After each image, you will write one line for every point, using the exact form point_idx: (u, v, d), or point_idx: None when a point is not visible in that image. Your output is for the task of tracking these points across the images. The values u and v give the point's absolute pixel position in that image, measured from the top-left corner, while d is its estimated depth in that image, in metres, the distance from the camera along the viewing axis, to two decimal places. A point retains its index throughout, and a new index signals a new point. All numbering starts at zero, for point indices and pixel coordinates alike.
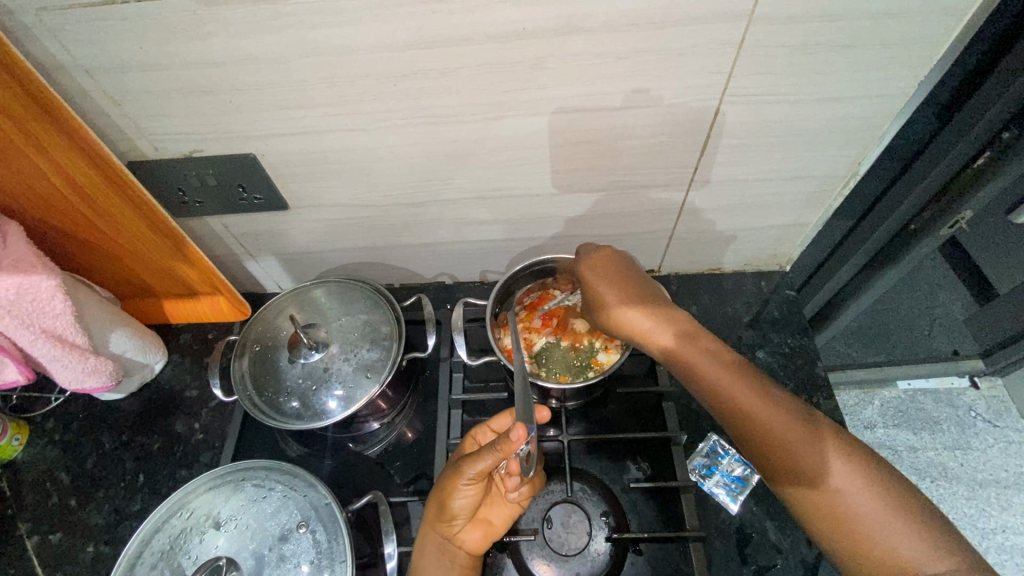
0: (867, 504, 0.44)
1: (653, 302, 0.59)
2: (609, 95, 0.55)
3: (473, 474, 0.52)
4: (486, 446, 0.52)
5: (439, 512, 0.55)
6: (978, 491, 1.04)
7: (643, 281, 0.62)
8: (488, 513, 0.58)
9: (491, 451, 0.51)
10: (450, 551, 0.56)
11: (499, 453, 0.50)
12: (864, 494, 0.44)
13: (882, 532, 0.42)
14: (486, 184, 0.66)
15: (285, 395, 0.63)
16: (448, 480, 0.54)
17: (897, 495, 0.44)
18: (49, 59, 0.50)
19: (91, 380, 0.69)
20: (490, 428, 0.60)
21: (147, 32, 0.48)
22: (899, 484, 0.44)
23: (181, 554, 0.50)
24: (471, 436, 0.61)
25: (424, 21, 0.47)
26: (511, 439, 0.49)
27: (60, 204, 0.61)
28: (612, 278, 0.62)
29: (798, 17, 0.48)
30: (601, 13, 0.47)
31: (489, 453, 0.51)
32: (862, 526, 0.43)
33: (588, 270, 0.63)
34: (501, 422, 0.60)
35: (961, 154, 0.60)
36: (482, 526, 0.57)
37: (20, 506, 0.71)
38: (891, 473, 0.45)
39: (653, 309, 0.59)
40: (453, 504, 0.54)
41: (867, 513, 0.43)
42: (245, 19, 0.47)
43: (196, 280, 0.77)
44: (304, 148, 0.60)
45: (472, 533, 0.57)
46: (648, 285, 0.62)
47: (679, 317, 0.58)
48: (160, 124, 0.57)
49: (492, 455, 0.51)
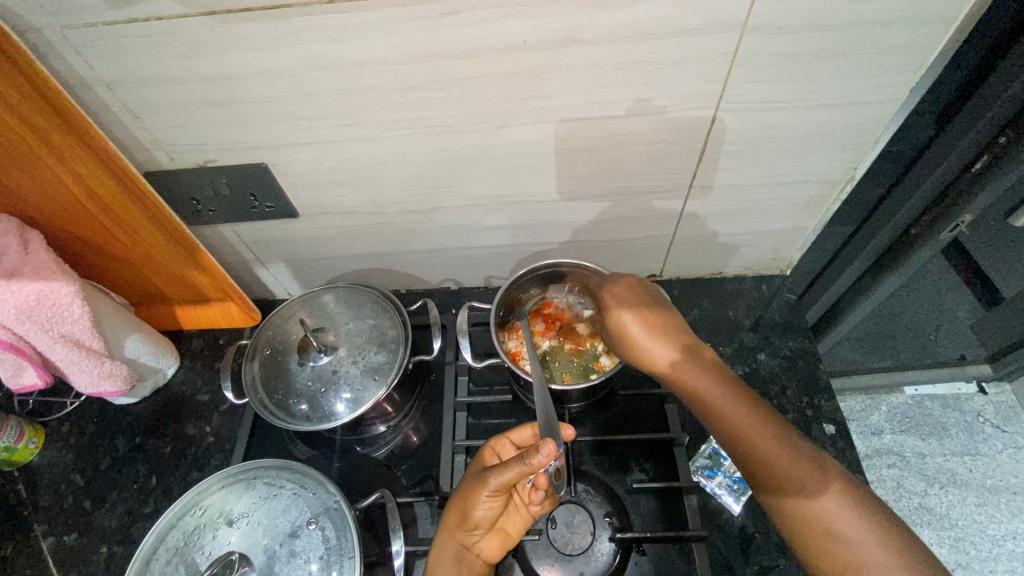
0: (862, 535, 0.45)
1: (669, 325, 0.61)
2: (609, 103, 0.56)
3: (498, 486, 0.54)
4: (512, 458, 0.54)
5: (459, 522, 0.56)
6: (987, 497, 1.04)
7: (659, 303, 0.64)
8: (505, 523, 0.59)
9: (518, 464, 0.53)
10: (468, 559, 0.56)
11: (527, 466, 0.52)
12: (860, 524, 0.45)
13: (873, 560, 0.43)
14: (492, 191, 0.68)
15: (295, 397, 0.64)
16: (473, 489, 0.55)
17: (891, 536, 0.44)
18: (72, 75, 0.53)
19: (106, 384, 0.71)
20: (509, 439, 0.62)
21: (167, 48, 0.50)
22: (893, 524, 0.45)
23: (195, 550, 0.51)
24: (488, 448, 0.62)
25: (430, 34, 0.49)
26: (543, 455, 0.50)
27: (79, 212, 0.64)
28: (631, 302, 0.63)
29: (791, 27, 0.49)
30: (600, 25, 0.49)
31: (516, 465, 0.53)
32: (855, 555, 0.44)
33: (608, 294, 0.64)
34: (520, 434, 0.62)
35: (959, 158, 0.61)
36: (499, 536, 0.58)
37: (37, 508, 0.73)
38: (887, 514, 0.46)
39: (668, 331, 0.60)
40: (476, 514, 0.55)
41: (860, 547, 0.44)
42: (260, 34, 0.49)
43: (208, 286, 0.79)
44: (314, 157, 0.62)
45: (490, 542, 0.58)
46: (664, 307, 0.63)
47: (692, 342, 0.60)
48: (176, 135, 0.59)
49: (519, 468, 0.52)
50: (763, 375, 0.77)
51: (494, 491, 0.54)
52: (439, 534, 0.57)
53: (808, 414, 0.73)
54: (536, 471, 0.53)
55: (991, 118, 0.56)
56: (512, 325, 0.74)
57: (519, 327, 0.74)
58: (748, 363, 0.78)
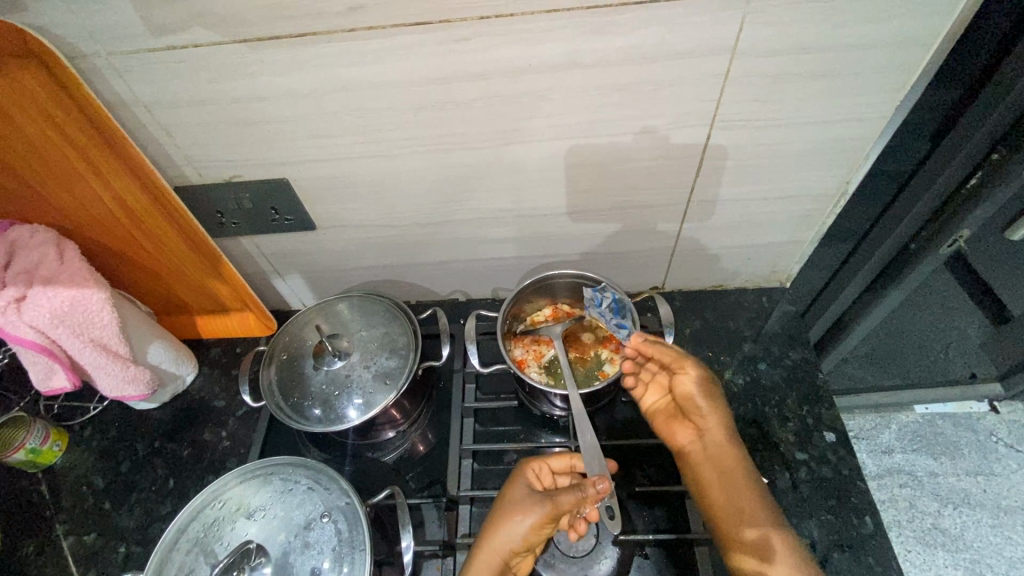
0: None
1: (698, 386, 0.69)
2: (609, 123, 0.60)
3: (552, 513, 0.56)
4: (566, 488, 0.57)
5: (503, 553, 0.56)
6: (1003, 518, 1.02)
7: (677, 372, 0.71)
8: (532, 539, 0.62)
9: (576, 493, 0.56)
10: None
11: (585, 496, 0.56)
12: None
13: None
14: (498, 205, 0.71)
15: (308, 400, 0.67)
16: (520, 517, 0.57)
17: None
18: (114, 97, 0.57)
19: (129, 388, 0.74)
20: (546, 464, 0.64)
21: (201, 72, 0.54)
22: None
23: (214, 541, 0.53)
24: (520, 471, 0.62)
25: (442, 59, 0.53)
26: (603, 486, 0.56)
27: (112, 222, 0.68)
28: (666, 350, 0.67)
29: (779, 50, 0.53)
30: (598, 50, 0.53)
31: (576, 494, 0.56)
32: None
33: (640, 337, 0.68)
34: (559, 460, 0.64)
35: (955, 173, 0.63)
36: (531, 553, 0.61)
37: (59, 508, 0.75)
38: None
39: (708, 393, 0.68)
40: (525, 542, 0.56)
41: None
42: (286, 58, 0.53)
43: (228, 297, 0.83)
44: (332, 172, 0.66)
45: (524, 562, 0.60)
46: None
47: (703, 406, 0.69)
48: (205, 153, 0.63)
49: (579, 497, 0.56)
50: (764, 384, 0.78)
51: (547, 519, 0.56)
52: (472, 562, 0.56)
53: (809, 422, 0.74)
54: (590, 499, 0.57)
55: (984, 133, 0.59)
56: (520, 335, 0.77)
57: (525, 336, 0.77)
58: (750, 372, 0.80)
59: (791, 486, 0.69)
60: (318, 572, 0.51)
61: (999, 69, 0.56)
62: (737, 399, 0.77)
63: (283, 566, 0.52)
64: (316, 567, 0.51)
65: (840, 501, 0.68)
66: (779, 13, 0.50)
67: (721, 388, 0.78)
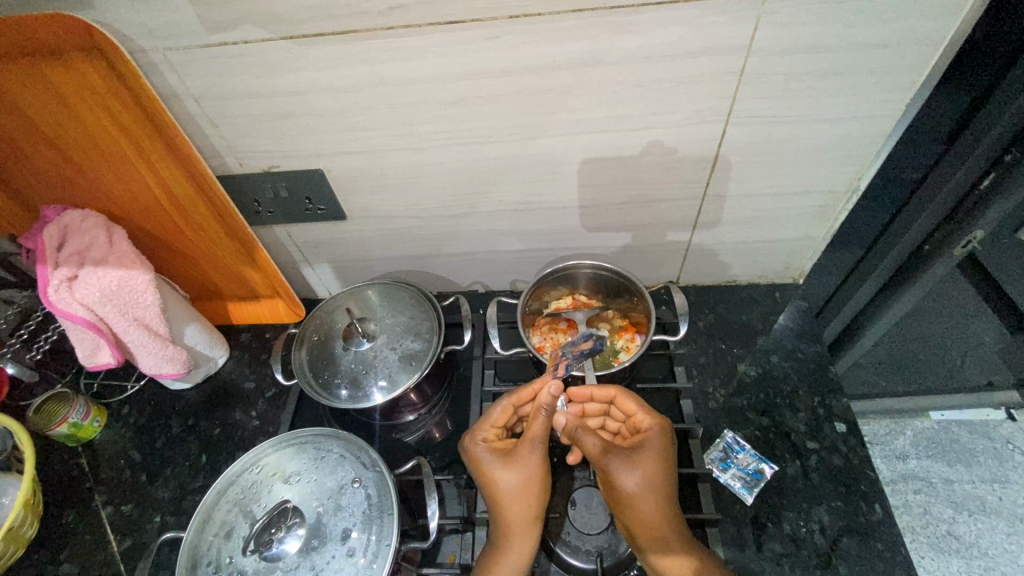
0: None
1: (658, 464, 0.61)
2: (629, 118, 0.63)
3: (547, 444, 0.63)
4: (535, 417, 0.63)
5: (536, 497, 0.61)
6: (1019, 526, 1.01)
7: (665, 440, 0.62)
8: None
9: (544, 414, 0.62)
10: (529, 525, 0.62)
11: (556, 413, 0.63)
12: None
13: None
14: (519, 198, 0.74)
15: (338, 379, 0.71)
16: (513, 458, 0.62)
17: None
18: (167, 90, 0.62)
19: (167, 366, 0.78)
20: (489, 422, 0.66)
21: (249, 67, 0.59)
22: None
23: (253, 502, 0.57)
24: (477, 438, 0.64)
25: (472, 56, 0.57)
26: (554, 392, 0.63)
27: (158, 208, 0.72)
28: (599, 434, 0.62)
29: (792, 49, 0.55)
30: (620, 48, 0.56)
31: (546, 419, 0.63)
32: None
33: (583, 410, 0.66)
34: (497, 412, 0.66)
35: (967, 172, 0.65)
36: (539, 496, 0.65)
37: (98, 480, 0.79)
38: None
39: (655, 479, 0.60)
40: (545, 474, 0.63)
41: None
42: (328, 54, 0.57)
43: (260, 283, 0.87)
44: (365, 164, 0.70)
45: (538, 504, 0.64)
46: (665, 441, 0.62)
47: (673, 480, 0.61)
48: (247, 143, 0.68)
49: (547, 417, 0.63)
50: (775, 376, 0.80)
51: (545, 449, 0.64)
52: (511, 523, 0.60)
53: (820, 413, 0.76)
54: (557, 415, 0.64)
55: (997, 132, 0.61)
56: (537, 323, 0.80)
57: (542, 324, 0.80)
58: (762, 365, 0.82)
59: (801, 473, 0.71)
60: (349, 534, 0.54)
61: (1007, 75, 0.58)
62: (749, 390, 0.79)
63: (316, 527, 0.55)
64: (347, 528, 0.54)
65: (850, 489, 0.69)
66: (793, 14, 0.52)
67: (734, 379, 0.81)
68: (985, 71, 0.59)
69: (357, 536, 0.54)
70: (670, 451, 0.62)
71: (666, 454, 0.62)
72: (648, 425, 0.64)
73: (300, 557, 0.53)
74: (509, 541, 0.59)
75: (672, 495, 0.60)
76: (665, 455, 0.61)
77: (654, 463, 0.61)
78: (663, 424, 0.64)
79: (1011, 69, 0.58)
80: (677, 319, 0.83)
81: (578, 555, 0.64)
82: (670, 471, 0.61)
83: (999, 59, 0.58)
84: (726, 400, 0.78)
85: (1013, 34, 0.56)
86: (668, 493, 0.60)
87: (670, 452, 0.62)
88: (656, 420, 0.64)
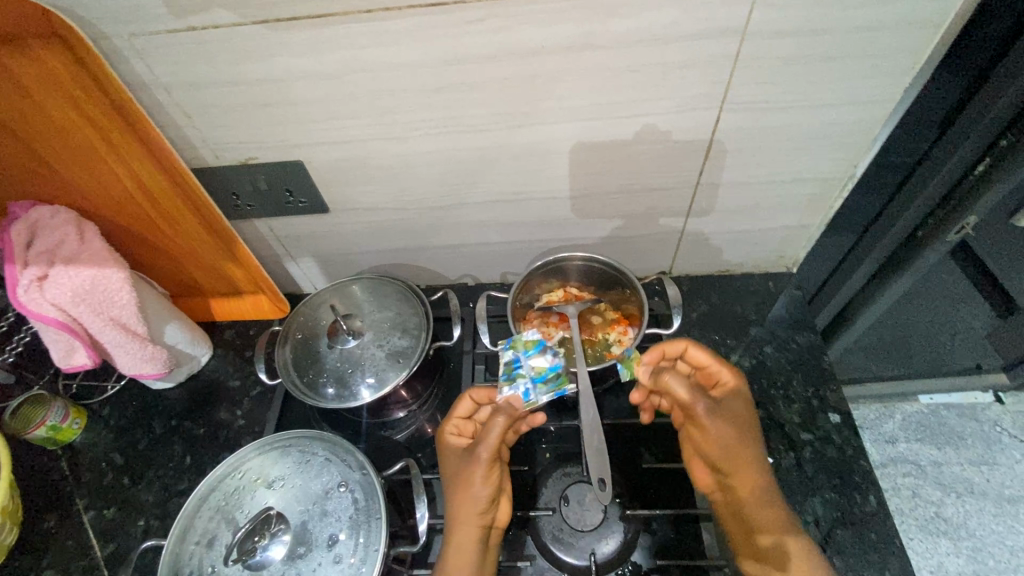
0: None
1: (745, 416, 0.63)
2: (621, 105, 0.61)
3: (493, 454, 0.59)
4: (489, 423, 0.60)
5: (479, 506, 0.58)
6: (1006, 507, 1.01)
7: (744, 394, 0.65)
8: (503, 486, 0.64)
9: (497, 420, 0.60)
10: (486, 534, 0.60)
11: (506, 421, 0.59)
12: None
13: None
14: (508, 188, 0.72)
15: (323, 378, 0.69)
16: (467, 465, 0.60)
17: None
18: (134, 78, 0.58)
19: (147, 366, 0.75)
20: (455, 417, 0.67)
21: (221, 54, 0.55)
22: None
23: (236, 508, 0.57)
24: (443, 434, 0.66)
25: (456, 41, 0.54)
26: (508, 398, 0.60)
27: (132, 203, 0.69)
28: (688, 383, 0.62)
29: (789, 32, 0.53)
30: (610, 32, 0.53)
31: (496, 426, 0.60)
32: None
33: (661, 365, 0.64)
34: (462, 407, 0.67)
35: (963, 158, 0.64)
36: (505, 501, 0.63)
37: (79, 483, 0.77)
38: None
39: (743, 428, 0.62)
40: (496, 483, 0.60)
41: None
42: (304, 40, 0.54)
43: (242, 279, 0.84)
44: (346, 156, 0.67)
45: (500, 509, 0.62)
46: (744, 396, 0.65)
47: (756, 431, 0.63)
48: (222, 135, 0.65)
49: (499, 424, 0.59)
50: (769, 366, 0.80)
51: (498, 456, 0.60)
52: (451, 527, 0.59)
53: (814, 404, 0.76)
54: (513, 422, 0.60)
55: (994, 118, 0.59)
56: (527, 316, 0.78)
57: (532, 317, 0.77)
58: (755, 355, 0.81)
59: (795, 466, 0.70)
60: (335, 540, 0.54)
61: (1005, 58, 0.57)
62: None
63: (301, 533, 0.55)
64: (333, 534, 0.55)
65: (845, 480, 0.69)
66: None
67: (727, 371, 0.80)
68: (984, 54, 0.57)
69: (344, 542, 0.54)
70: (749, 405, 0.65)
71: (747, 408, 0.64)
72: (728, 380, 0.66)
73: (285, 564, 0.53)
74: (451, 548, 0.58)
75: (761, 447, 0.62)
76: (748, 409, 0.64)
77: (742, 415, 0.63)
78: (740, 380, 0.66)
79: (1009, 51, 0.56)
80: (670, 311, 0.81)
81: (571, 552, 0.64)
82: (750, 416, 0.63)
83: (999, 41, 0.56)
84: None
85: (1013, 15, 0.54)
86: (758, 445, 0.62)
87: (749, 406, 0.65)
88: (735, 376, 0.66)
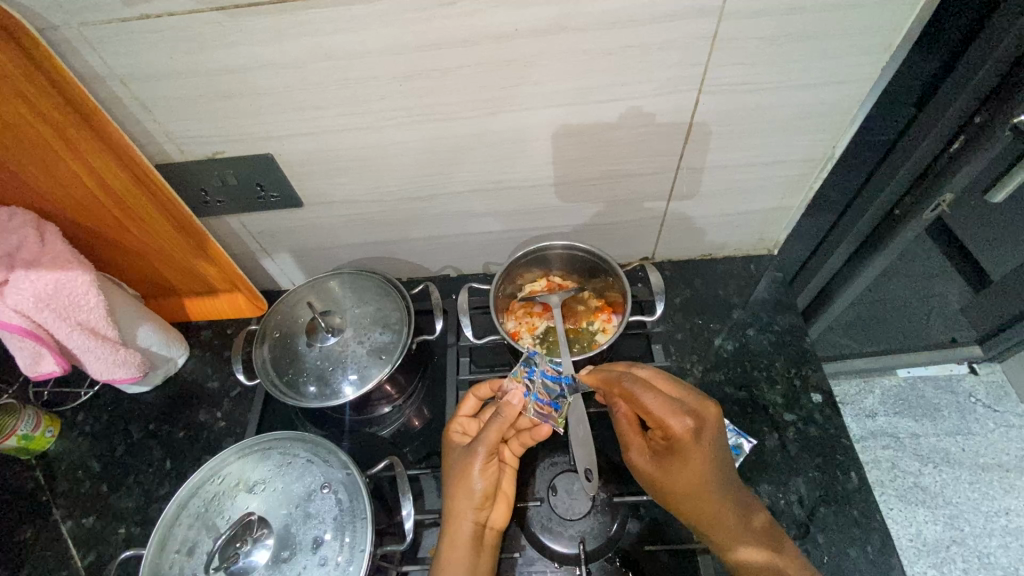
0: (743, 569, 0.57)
1: (685, 462, 0.58)
2: (597, 89, 0.59)
3: (491, 449, 0.60)
4: (489, 421, 0.61)
5: (474, 505, 0.59)
6: (980, 475, 1.03)
7: (680, 429, 0.58)
8: (504, 488, 0.64)
9: (497, 418, 0.60)
10: (481, 536, 0.59)
11: (508, 419, 0.60)
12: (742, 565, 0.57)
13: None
14: (487, 177, 0.70)
15: (303, 377, 0.67)
16: (464, 463, 0.60)
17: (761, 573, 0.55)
18: (87, 70, 0.55)
19: (120, 370, 0.73)
20: (461, 415, 0.67)
21: (179, 44, 0.53)
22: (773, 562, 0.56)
23: (216, 515, 0.57)
24: (448, 429, 0.66)
25: (427, 25, 0.52)
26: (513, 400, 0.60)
27: (93, 203, 0.66)
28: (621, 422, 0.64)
29: (766, 11, 0.52)
30: (584, 12, 0.52)
31: (497, 422, 0.60)
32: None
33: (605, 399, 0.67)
34: (468, 405, 0.67)
35: (937, 136, 0.63)
36: (504, 501, 0.63)
37: (55, 493, 0.75)
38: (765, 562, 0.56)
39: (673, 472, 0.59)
40: (492, 481, 0.60)
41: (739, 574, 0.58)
42: (266, 27, 0.52)
43: (216, 278, 0.82)
44: (317, 147, 0.65)
45: (498, 511, 0.62)
46: (688, 441, 0.58)
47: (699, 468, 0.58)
48: (187, 128, 0.62)
49: (498, 422, 0.60)
50: (752, 350, 0.80)
51: (495, 453, 0.61)
52: (449, 519, 0.59)
53: (797, 384, 0.76)
54: (513, 419, 0.61)
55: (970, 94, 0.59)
56: (512, 308, 0.78)
57: (517, 309, 0.78)
58: (739, 339, 0.81)
59: (780, 446, 0.71)
60: (321, 541, 0.54)
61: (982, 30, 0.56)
62: (726, 364, 0.79)
63: (285, 537, 0.55)
64: (318, 536, 0.54)
65: (827, 458, 0.70)
66: None
67: (711, 354, 0.80)
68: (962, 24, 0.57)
69: (330, 544, 0.54)
70: (695, 451, 0.58)
71: (689, 457, 0.58)
72: (667, 426, 0.59)
73: (270, 569, 0.53)
74: (445, 549, 0.58)
75: (712, 490, 0.58)
76: (689, 457, 0.58)
77: (679, 468, 0.59)
78: (680, 424, 0.58)
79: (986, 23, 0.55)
80: (653, 297, 0.81)
81: (560, 541, 0.64)
82: (687, 453, 0.58)
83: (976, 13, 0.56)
84: (704, 375, 0.78)
85: None
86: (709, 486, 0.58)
87: (697, 454, 0.58)
88: (670, 415, 0.59)
